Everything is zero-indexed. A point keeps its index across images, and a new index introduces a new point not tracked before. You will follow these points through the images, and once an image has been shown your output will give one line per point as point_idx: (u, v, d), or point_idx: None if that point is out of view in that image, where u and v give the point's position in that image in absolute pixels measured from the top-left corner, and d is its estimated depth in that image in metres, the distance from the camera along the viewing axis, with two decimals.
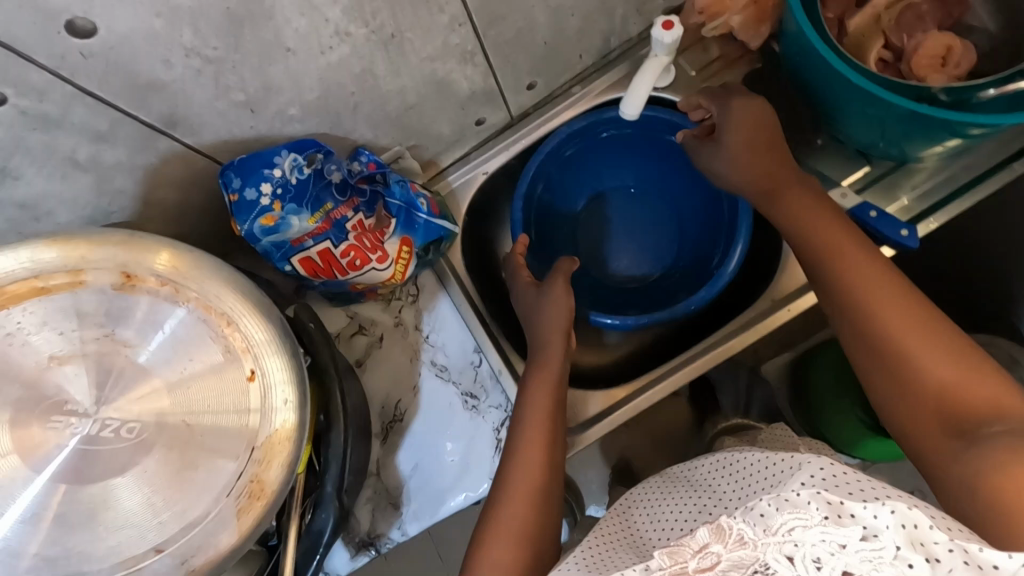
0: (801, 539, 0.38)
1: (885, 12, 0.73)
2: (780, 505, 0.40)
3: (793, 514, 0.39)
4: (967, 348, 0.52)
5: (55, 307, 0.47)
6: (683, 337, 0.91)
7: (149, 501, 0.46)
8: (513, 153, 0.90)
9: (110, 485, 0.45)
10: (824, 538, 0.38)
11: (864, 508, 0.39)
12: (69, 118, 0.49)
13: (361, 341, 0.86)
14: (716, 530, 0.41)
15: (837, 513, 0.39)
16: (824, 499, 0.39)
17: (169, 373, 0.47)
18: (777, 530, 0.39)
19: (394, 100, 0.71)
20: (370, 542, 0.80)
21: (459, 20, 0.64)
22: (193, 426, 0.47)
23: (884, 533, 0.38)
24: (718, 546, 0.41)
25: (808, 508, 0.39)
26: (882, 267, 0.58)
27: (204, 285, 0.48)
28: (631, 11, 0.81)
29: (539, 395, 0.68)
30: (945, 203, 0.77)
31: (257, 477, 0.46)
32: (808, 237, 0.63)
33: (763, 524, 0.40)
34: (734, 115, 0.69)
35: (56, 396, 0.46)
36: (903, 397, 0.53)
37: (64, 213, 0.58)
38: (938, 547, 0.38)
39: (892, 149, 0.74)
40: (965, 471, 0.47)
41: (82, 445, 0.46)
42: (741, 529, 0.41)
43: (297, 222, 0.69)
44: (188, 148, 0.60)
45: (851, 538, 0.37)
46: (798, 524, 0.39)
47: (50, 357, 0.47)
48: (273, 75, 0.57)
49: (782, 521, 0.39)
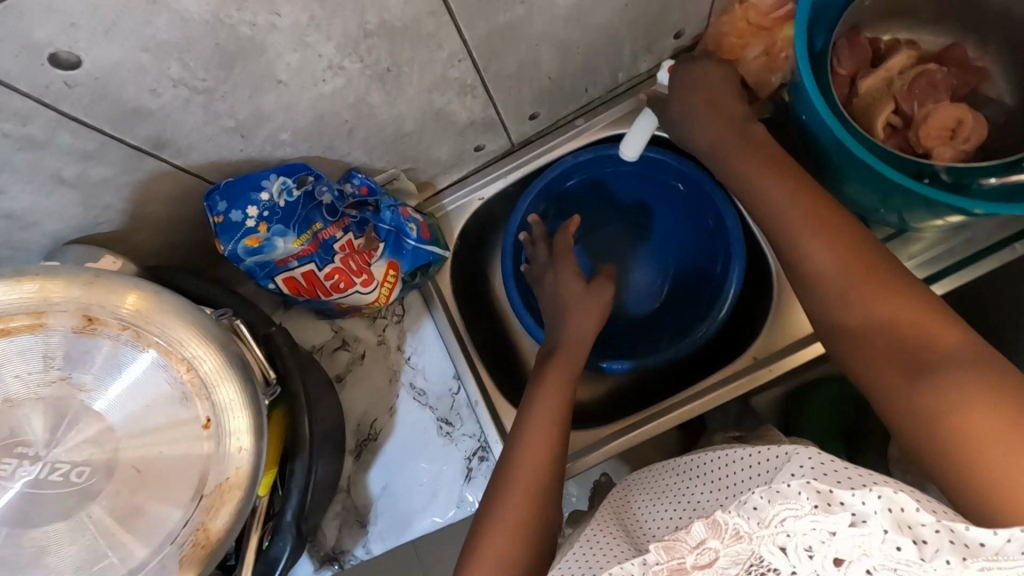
0: (793, 530, 0.37)
1: (898, 77, 0.72)
2: (772, 497, 0.39)
3: (784, 506, 0.38)
4: (935, 301, 0.49)
5: (18, 350, 0.43)
6: (670, 379, 0.90)
7: (90, 548, 0.43)
8: (511, 180, 0.89)
9: (53, 529, 0.43)
10: (815, 527, 0.37)
11: (852, 495, 0.38)
12: (55, 141, 0.50)
13: (343, 357, 0.86)
14: (712, 525, 0.40)
15: (826, 501, 0.38)
16: (813, 488, 0.39)
17: (125, 419, 0.44)
18: (771, 522, 0.38)
19: (390, 128, 0.70)
20: (334, 557, 0.81)
21: (459, 56, 0.63)
22: (144, 471, 0.44)
23: (872, 518, 0.37)
24: (715, 541, 0.39)
25: (798, 498, 0.38)
26: (866, 250, 0.53)
27: (166, 328, 0.44)
28: (641, 49, 0.79)
29: (552, 389, 0.69)
30: (938, 277, 0.75)
31: (204, 524, 0.43)
32: (787, 216, 0.57)
33: (757, 517, 0.39)
34: (693, 94, 0.70)
35: (9, 437, 0.43)
36: (899, 397, 0.46)
37: (50, 224, 0.59)
38: (923, 529, 0.37)
39: (891, 217, 0.73)
40: (929, 416, 0.43)
41: (28, 487, 0.43)
42: (737, 523, 0.39)
43: (282, 243, 0.69)
44: (176, 167, 0.60)
45: (840, 525, 0.37)
46: (789, 514, 0.38)
47: (4, 398, 0.43)
48: (264, 104, 0.57)
49: (775, 512, 0.38)
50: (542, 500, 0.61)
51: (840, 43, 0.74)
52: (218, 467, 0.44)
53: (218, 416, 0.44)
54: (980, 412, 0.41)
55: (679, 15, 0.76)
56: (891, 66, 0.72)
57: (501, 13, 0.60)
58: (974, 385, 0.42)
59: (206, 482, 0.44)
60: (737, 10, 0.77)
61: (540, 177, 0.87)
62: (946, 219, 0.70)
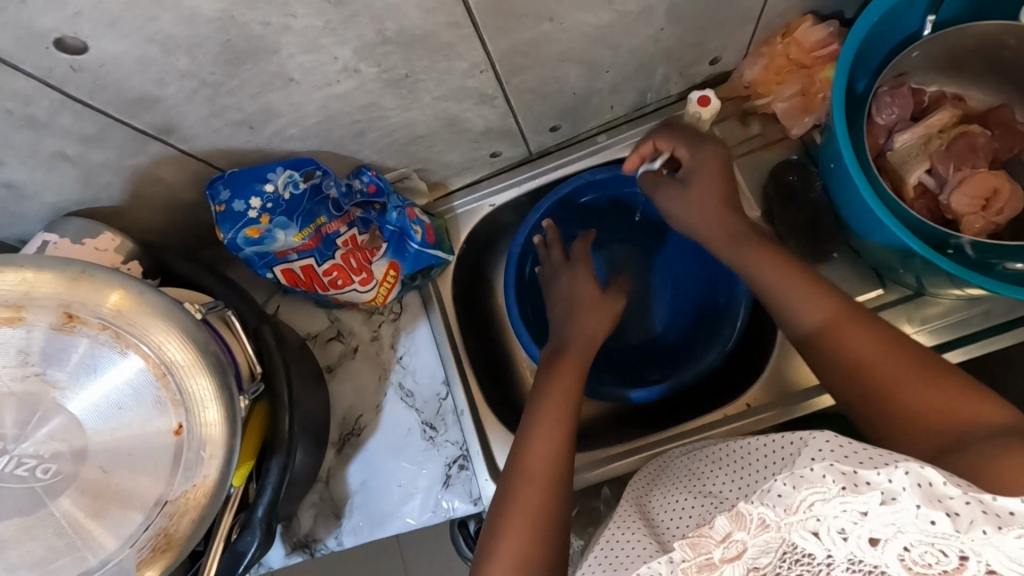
0: (822, 513, 0.37)
1: (937, 136, 0.69)
2: (796, 483, 0.39)
3: (811, 490, 0.38)
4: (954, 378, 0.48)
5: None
6: (660, 418, 0.86)
7: (49, 544, 0.44)
8: (524, 190, 0.87)
9: (12, 526, 0.43)
10: (845, 509, 0.37)
11: (877, 473, 0.37)
12: (57, 121, 0.50)
13: (336, 348, 0.86)
14: (736, 518, 0.41)
15: (853, 482, 0.37)
16: (838, 469, 0.38)
17: (99, 420, 0.45)
18: (799, 508, 0.38)
19: (403, 130, 0.69)
20: (306, 544, 0.81)
21: (480, 67, 0.61)
22: (110, 474, 0.45)
23: (903, 495, 0.35)
24: (742, 533, 0.40)
25: (824, 481, 0.38)
26: (877, 342, 0.52)
27: (145, 330, 0.44)
28: (672, 73, 0.76)
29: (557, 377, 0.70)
30: (952, 345, 0.72)
31: (166, 530, 0.44)
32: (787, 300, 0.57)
33: (783, 505, 0.39)
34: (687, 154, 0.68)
35: None
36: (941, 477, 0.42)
37: (51, 196, 0.60)
38: (955, 501, 0.35)
39: (908, 276, 0.71)
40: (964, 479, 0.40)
41: None
42: (763, 513, 0.39)
43: (283, 236, 0.68)
44: (180, 152, 0.60)
45: (870, 505, 0.36)
46: (817, 498, 0.37)
47: None
48: (272, 100, 0.56)
49: (802, 498, 0.38)
50: (549, 507, 0.60)
51: (883, 90, 0.70)
52: (184, 476, 0.44)
53: (192, 425, 0.44)
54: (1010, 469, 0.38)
55: (716, 43, 0.72)
56: (931, 123, 0.69)
57: (524, 30, 0.58)
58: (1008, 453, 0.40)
59: (171, 488, 0.44)
60: (777, 43, 0.75)
61: (554, 190, 0.85)
62: (965, 288, 0.68)
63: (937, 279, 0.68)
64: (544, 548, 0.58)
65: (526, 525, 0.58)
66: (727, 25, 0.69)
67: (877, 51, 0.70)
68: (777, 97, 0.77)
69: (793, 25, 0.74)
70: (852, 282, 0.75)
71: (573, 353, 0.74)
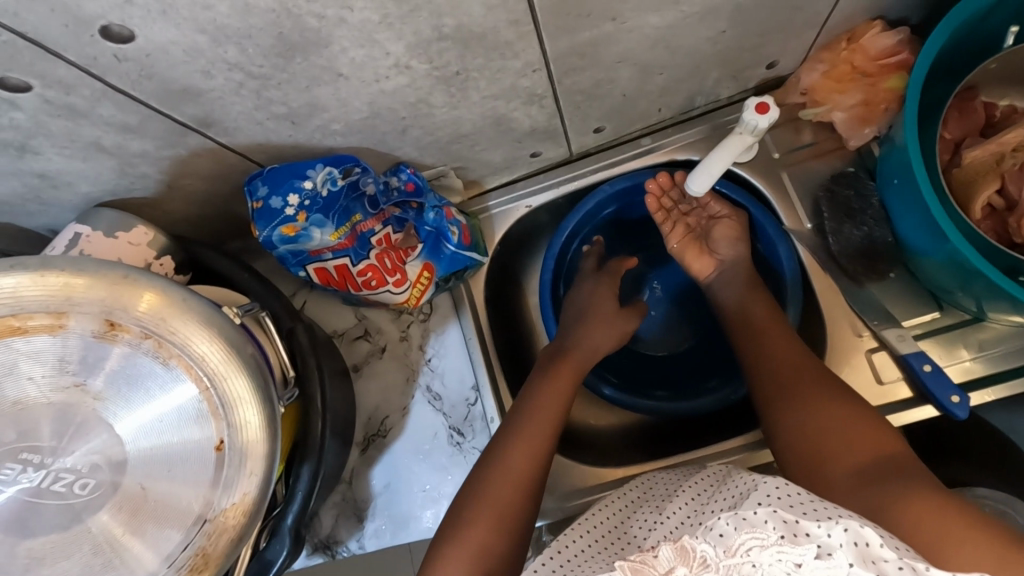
0: (758, 560, 0.40)
1: (1011, 154, 0.64)
2: (738, 524, 0.42)
3: (750, 534, 0.41)
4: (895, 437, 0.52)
5: (32, 351, 0.41)
6: (687, 435, 0.83)
7: (86, 565, 0.42)
8: (562, 192, 0.84)
9: (48, 543, 0.42)
10: (781, 558, 0.39)
11: (818, 527, 0.40)
12: (96, 111, 0.48)
13: (363, 347, 0.84)
14: (681, 553, 0.43)
15: (793, 532, 0.40)
16: (780, 518, 0.41)
17: (141, 437, 0.43)
18: (736, 550, 0.41)
19: (447, 129, 0.66)
20: (327, 546, 0.80)
21: (534, 66, 0.58)
22: (149, 490, 0.43)
23: (837, 551, 0.38)
24: (683, 569, 0.42)
25: (765, 527, 0.41)
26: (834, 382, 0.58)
27: (186, 338, 0.42)
28: (727, 76, 0.72)
29: (563, 379, 0.70)
30: (1010, 374, 0.69)
31: (203, 549, 0.42)
32: (767, 335, 0.66)
33: (724, 545, 0.41)
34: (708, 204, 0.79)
35: (15, 441, 0.42)
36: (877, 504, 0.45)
37: (84, 186, 0.58)
38: (889, 565, 0.37)
39: (969, 301, 0.67)
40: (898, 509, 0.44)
41: (27, 497, 0.42)
42: (705, 552, 0.42)
43: (319, 234, 0.65)
44: (219, 145, 0.57)
45: (804, 557, 0.39)
46: (755, 543, 0.40)
47: (15, 401, 0.42)
48: (320, 95, 0.53)
49: (741, 540, 0.41)
50: (516, 507, 0.59)
51: (953, 103, 0.67)
52: (224, 492, 0.42)
53: (234, 437, 0.42)
54: (940, 508, 0.42)
55: (777, 47, 0.69)
56: (1006, 139, 0.64)
57: (586, 29, 0.55)
58: (930, 494, 0.44)
59: (212, 505, 0.42)
60: (840, 49, 0.71)
61: (576, 207, 0.82)
62: None
63: (1001, 305, 0.63)
64: (506, 549, 0.57)
65: (493, 517, 0.58)
66: (791, 29, 0.66)
67: (952, 63, 0.67)
68: (836, 106, 0.73)
69: (858, 31, 0.69)
70: (902, 303, 0.73)
71: (577, 357, 0.73)
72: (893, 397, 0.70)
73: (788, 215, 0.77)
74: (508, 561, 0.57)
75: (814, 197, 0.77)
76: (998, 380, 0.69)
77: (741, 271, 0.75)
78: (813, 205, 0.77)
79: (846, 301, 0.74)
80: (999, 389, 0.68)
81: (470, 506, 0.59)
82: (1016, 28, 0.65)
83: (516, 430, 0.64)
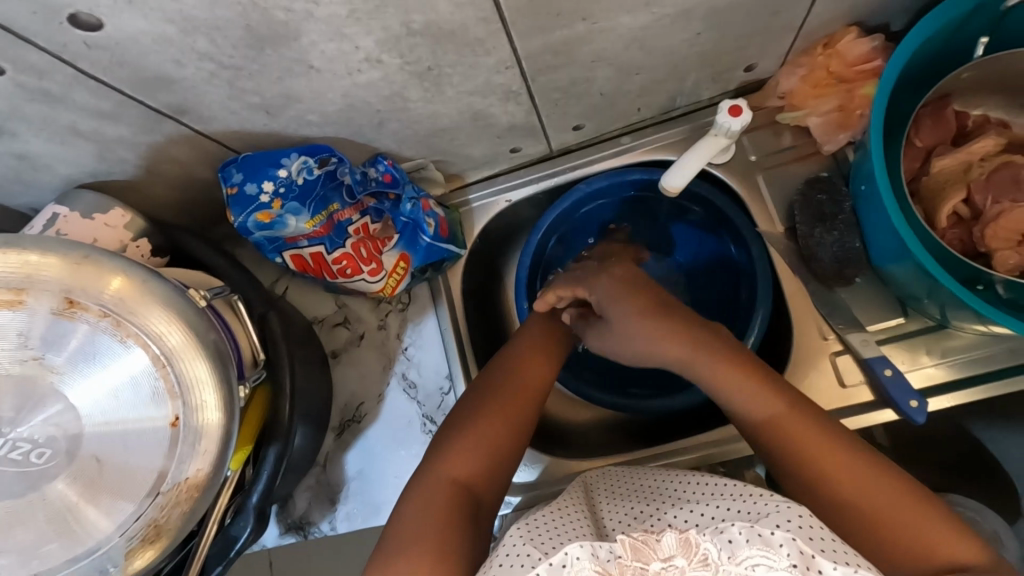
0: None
1: (978, 165, 0.65)
2: (752, 537, 0.43)
3: (761, 552, 0.42)
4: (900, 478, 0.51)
5: None
6: (665, 432, 0.85)
7: (40, 531, 0.44)
8: (542, 187, 0.85)
9: (5, 509, 0.44)
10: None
11: (833, 569, 0.42)
12: (71, 96, 0.50)
13: (342, 334, 0.86)
14: (684, 544, 0.43)
15: (805, 564, 0.42)
16: (797, 547, 0.42)
17: (95, 413, 0.44)
18: (742, 561, 0.42)
19: (424, 123, 0.67)
20: (301, 526, 0.82)
21: (506, 63, 0.59)
22: (103, 463, 0.45)
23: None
24: (682, 560, 0.42)
25: (778, 551, 0.42)
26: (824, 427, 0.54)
27: (146, 319, 0.44)
28: (705, 78, 0.73)
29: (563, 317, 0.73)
30: (969, 382, 0.70)
31: (156, 521, 0.45)
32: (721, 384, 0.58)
33: (729, 551, 0.42)
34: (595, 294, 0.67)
35: None
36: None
37: (64, 168, 0.59)
38: None
39: (933, 308, 0.67)
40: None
41: None
42: (707, 550, 0.42)
43: (294, 222, 0.67)
44: (196, 132, 0.59)
45: None
46: (763, 562, 0.42)
47: None
48: (293, 86, 0.54)
49: (749, 554, 0.42)
50: (526, 420, 0.62)
51: (924, 111, 0.68)
52: (177, 469, 0.45)
53: (189, 416, 0.44)
54: None
55: (754, 51, 0.69)
56: (974, 149, 0.66)
57: (558, 29, 0.56)
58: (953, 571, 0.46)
59: (165, 480, 0.45)
60: (817, 54, 0.71)
61: (552, 205, 0.84)
62: (990, 326, 0.64)
63: (964, 315, 0.64)
64: (514, 445, 0.61)
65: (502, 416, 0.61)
66: (769, 33, 0.66)
67: (922, 74, 0.68)
68: (812, 112, 0.74)
69: (836, 36, 0.70)
70: (870, 308, 0.73)
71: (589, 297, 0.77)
72: (855, 400, 0.71)
73: (761, 218, 0.78)
74: (509, 459, 0.60)
75: (789, 200, 0.77)
76: (959, 386, 0.70)
77: (676, 318, 0.62)
78: (787, 209, 0.77)
79: (815, 305, 0.75)
80: (957, 395, 0.70)
81: (486, 402, 0.62)
82: (985, 40, 0.66)
83: (519, 359, 0.67)
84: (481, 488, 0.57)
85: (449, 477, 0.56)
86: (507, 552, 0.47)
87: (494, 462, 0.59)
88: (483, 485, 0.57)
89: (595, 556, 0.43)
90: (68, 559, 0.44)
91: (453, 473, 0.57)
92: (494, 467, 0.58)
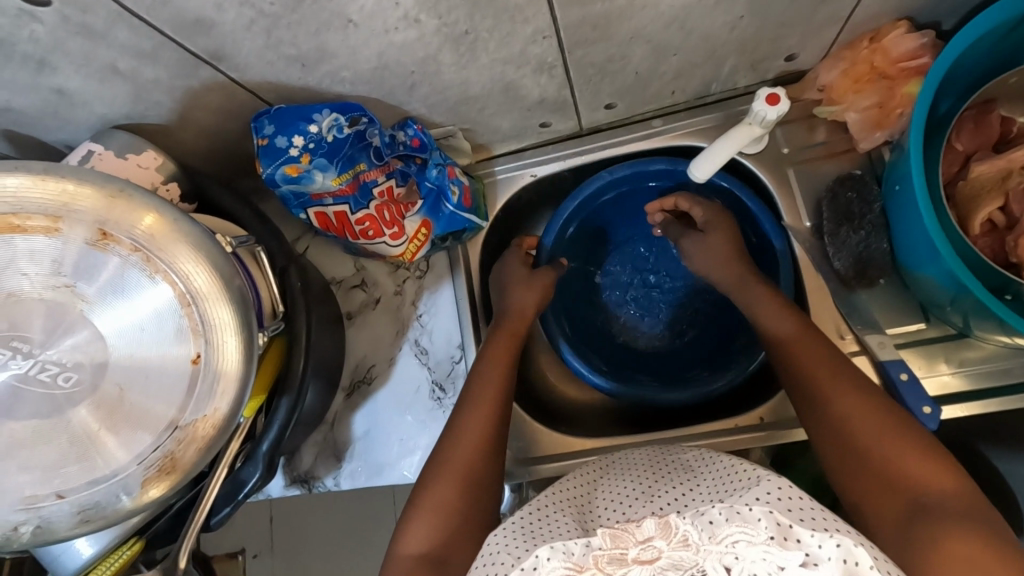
0: (742, 554, 0.40)
1: (1019, 173, 0.63)
2: (730, 516, 0.42)
3: (739, 528, 0.41)
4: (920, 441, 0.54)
5: (29, 249, 0.45)
6: (674, 421, 0.85)
7: (64, 452, 0.46)
8: (568, 165, 0.85)
9: (30, 426, 0.46)
10: (766, 558, 0.39)
11: (811, 537, 0.41)
12: (113, 34, 0.50)
13: (358, 296, 0.87)
14: (662, 527, 0.42)
15: (784, 536, 0.41)
16: (774, 519, 0.42)
17: (122, 344, 0.46)
18: (721, 539, 0.41)
19: (456, 89, 0.67)
20: (305, 480, 0.83)
21: (543, 33, 0.59)
22: (126, 393, 0.46)
23: (824, 563, 0.40)
24: (662, 541, 0.41)
25: (756, 526, 0.41)
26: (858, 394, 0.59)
27: (174, 257, 0.45)
28: (743, 64, 0.72)
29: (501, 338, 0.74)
30: (983, 394, 0.69)
31: (172, 454, 0.46)
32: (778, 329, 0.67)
33: (709, 532, 0.41)
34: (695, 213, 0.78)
35: (7, 330, 0.45)
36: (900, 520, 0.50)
37: (100, 106, 0.60)
38: None
39: (955, 316, 0.66)
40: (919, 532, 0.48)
41: (14, 382, 0.45)
42: (687, 532, 0.42)
43: (320, 178, 0.68)
44: (231, 80, 0.59)
45: (789, 562, 0.39)
46: (742, 538, 0.40)
47: (10, 292, 0.45)
48: (328, 41, 0.54)
49: (729, 532, 0.41)
50: (480, 470, 0.63)
51: (965, 115, 0.67)
52: (194, 408, 0.46)
53: (209, 356, 0.46)
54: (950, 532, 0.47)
55: (797, 40, 0.68)
56: (1015, 157, 0.63)
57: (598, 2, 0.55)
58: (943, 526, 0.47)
59: (183, 415, 0.46)
60: (862, 48, 0.70)
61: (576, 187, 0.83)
62: (1014, 338, 0.63)
63: (987, 323, 0.63)
64: (463, 508, 0.60)
65: (457, 479, 0.61)
66: (813, 23, 0.65)
67: (967, 73, 0.66)
68: (850, 107, 0.72)
69: (883, 30, 0.68)
70: (889, 312, 0.73)
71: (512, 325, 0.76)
72: None
73: (789, 212, 0.77)
74: (480, 516, 0.61)
75: (818, 197, 0.76)
76: (974, 396, 0.69)
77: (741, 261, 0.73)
78: (816, 207, 0.76)
79: (836, 305, 0.74)
80: (973, 406, 0.69)
81: (436, 466, 0.62)
82: None
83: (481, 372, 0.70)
84: (442, 549, 0.57)
85: (404, 553, 0.57)
86: (490, 557, 0.48)
87: (453, 527, 0.58)
88: (442, 545, 0.57)
89: (567, 555, 0.43)
90: (88, 482, 0.46)
91: (410, 547, 0.57)
92: (459, 531, 0.58)
